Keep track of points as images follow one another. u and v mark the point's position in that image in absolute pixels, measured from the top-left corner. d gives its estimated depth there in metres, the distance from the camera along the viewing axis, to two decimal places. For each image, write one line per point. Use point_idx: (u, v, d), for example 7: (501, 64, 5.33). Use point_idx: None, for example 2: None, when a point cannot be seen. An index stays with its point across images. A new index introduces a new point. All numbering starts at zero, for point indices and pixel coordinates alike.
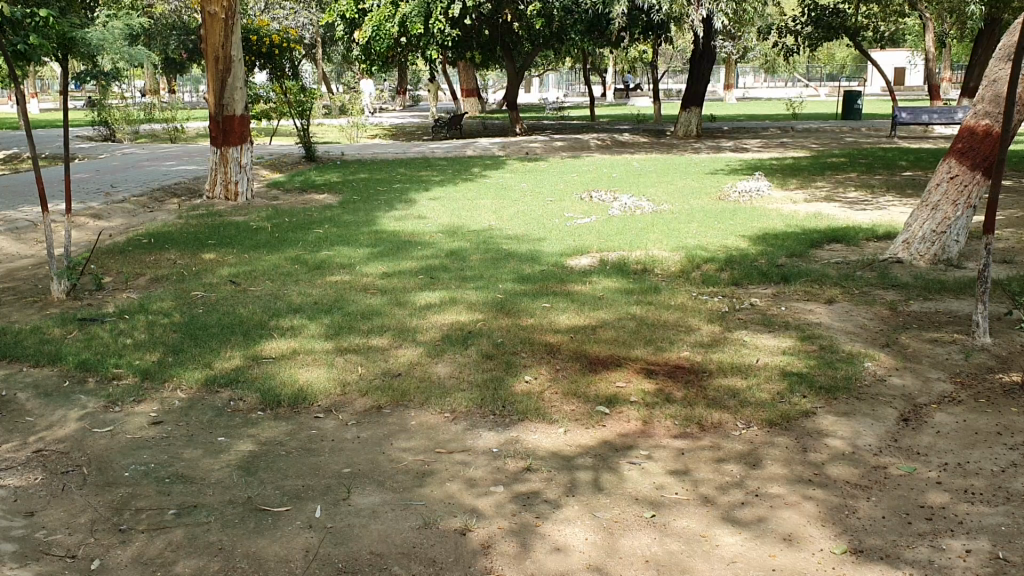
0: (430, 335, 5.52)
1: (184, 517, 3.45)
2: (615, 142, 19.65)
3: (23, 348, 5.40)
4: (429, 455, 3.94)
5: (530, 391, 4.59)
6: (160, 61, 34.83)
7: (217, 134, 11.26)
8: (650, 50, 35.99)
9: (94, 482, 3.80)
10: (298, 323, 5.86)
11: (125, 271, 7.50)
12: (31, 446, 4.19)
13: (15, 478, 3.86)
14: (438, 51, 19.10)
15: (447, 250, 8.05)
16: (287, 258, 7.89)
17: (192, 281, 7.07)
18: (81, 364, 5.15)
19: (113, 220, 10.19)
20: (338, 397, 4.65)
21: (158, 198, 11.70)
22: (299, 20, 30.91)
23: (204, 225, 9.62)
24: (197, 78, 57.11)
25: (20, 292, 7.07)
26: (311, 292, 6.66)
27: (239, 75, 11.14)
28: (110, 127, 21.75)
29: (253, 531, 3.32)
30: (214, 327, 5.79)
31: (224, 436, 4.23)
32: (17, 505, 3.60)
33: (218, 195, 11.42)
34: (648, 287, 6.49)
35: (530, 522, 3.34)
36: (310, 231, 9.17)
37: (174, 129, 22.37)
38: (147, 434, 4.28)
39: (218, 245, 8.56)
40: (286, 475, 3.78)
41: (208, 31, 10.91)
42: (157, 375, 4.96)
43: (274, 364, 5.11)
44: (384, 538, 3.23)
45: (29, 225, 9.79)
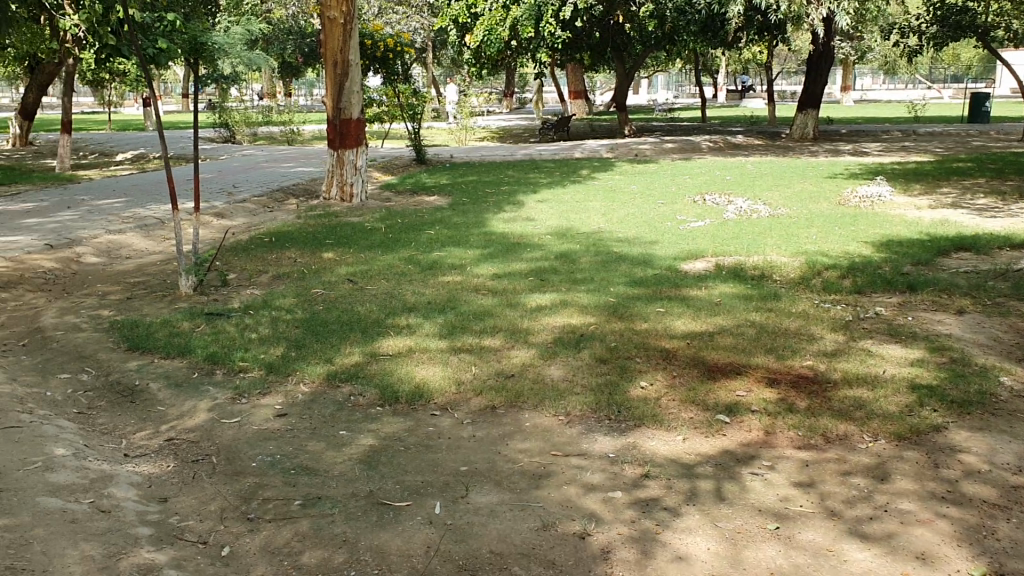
0: (544, 337, 5.54)
1: (309, 507, 3.57)
2: (728, 144, 19.33)
3: (155, 341, 5.69)
4: (546, 457, 3.94)
5: (646, 396, 4.54)
6: (278, 64, 36.15)
7: (335, 137, 11.58)
8: (765, 51, 33.89)
9: (223, 471, 4.00)
10: (414, 322, 5.95)
11: (247, 268, 7.78)
12: (163, 435, 4.46)
13: (150, 465, 4.12)
14: (549, 53, 19.24)
15: (558, 252, 8.09)
16: (400, 259, 8.01)
17: (311, 280, 7.26)
18: (209, 356, 5.38)
19: (235, 219, 10.59)
20: (453, 396, 4.70)
21: (278, 198, 12.09)
22: (411, 24, 31.44)
23: (321, 225, 9.87)
24: (311, 81, 58.61)
25: (152, 287, 7.44)
26: (424, 292, 6.74)
27: (356, 79, 11.44)
28: (230, 129, 22.60)
29: (375, 525, 3.38)
30: (333, 324, 5.95)
31: (346, 430, 4.34)
32: (153, 491, 3.83)
33: (334, 196, 11.71)
34: (766, 293, 6.36)
35: (650, 529, 3.31)
36: (423, 232, 9.32)
37: (290, 132, 23.16)
38: (272, 426, 4.45)
39: (334, 245, 8.77)
40: (405, 471, 3.84)
41: (327, 36, 11.17)
42: (281, 369, 5.14)
43: (392, 361, 5.21)
44: (504, 538, 3.25)
45: (157, 224, 10.29)
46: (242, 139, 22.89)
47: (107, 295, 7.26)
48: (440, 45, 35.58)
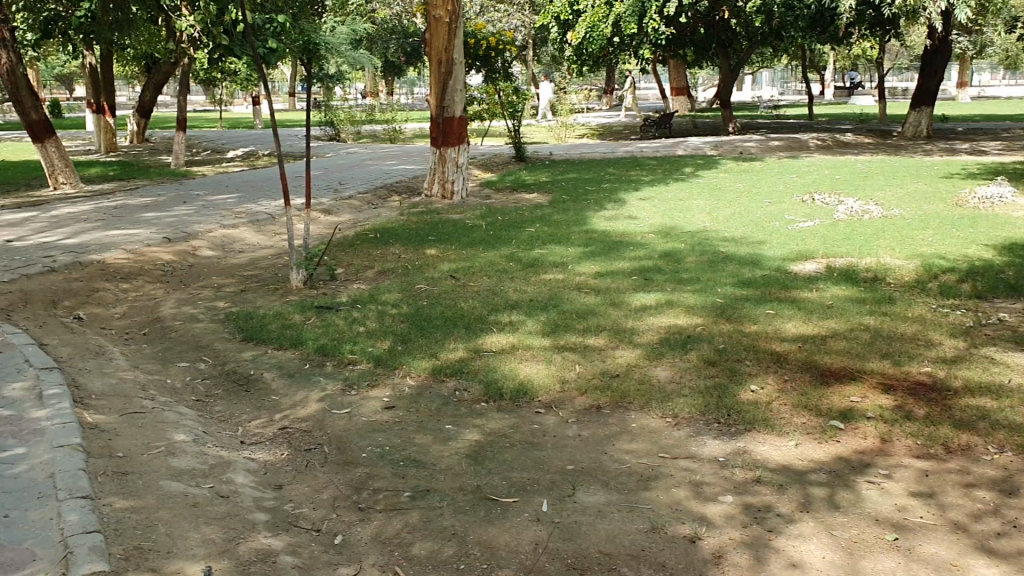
0: (649, 337, 5.50)
1: (418, 500, 3.64)
2: (836, 142, 18.81)
3: (269, 332, 5.89)
4: (654, 459, 3.91)
5: (757, 400, 4.46)
6: (382, 63, 36.84)
7: (437, 134, 11.72)
8: (876, 46, 32.82)
9: (335, 461, 4.12)
10: (517, 319, 5.99)
11: (354, 263, 7.96)
12: (277, 423, 4.62)
13: (265, 453, 4.27)
14: (652, 49, 19.09)
15: (662, 251, 8.02)
16: (502, 256, 8.05)
17: (416, 275, 7.38)
18: (319, 348, 5.53)
19: (341, 214, 10.85)
20: (558, 394, 4.71)
21: (382, 194, 12.32)
22: (513, 22, 31.60)
23: (423, 222, 10.01)
24: (413, 80, 59.58)
25: (263, 280, 7.69)
26: (527, 290, 6.77)
27: (460, 77, 11.45)
28: (336, 127, 23.14)
29: (483, 519, 3.42)
30: (438, 319, 6.03)
31: (452, 424, 4.41)
32: (268, 478, 3.97)
33: (436, 193, 11.89)
34: (880, 297, 6.17)
35: (762, 535, 3.25)
36: (524, 229, 9.37)
37: (393, 130, 23.56)
38: (381, 418, 4.55)
39: (437, 241, 8.88)
40: (512, 467, 3.88)
41: (433, 34, 11.28)
42: (389, 363, 5.25)
43: (497, 357, 5.25)
44: (613, 538, 3.24)
45: (267, 219, 10.62)
46: (347, 137, 23.41)
47: (221, 287, 7.53)
48: (542, 43, 35.68)
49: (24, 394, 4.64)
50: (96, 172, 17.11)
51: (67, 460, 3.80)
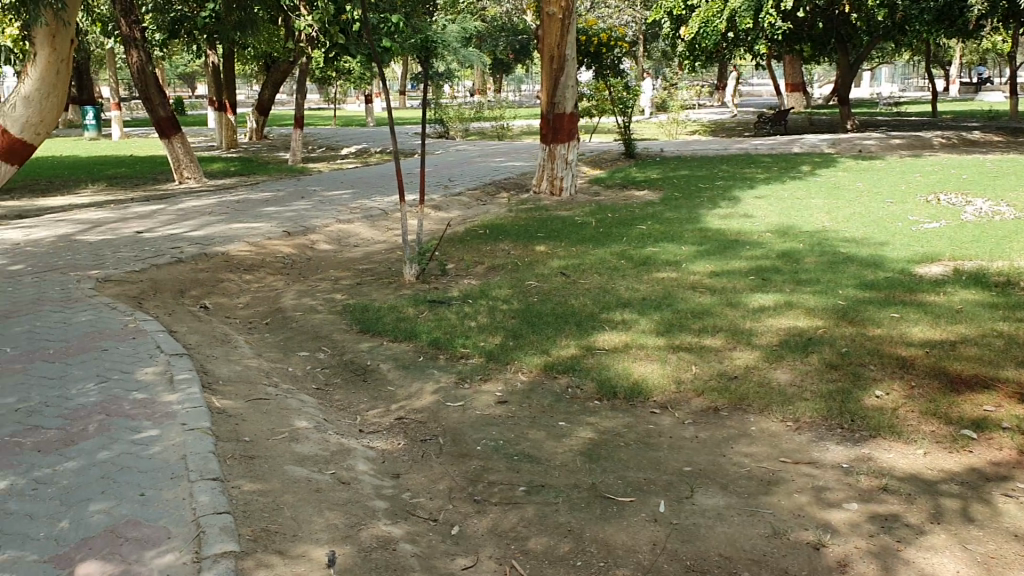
0: (767, 339, 5.38)
1: (534, 494, 3.67)
2: (963, 140, 18.01)
3: (384, 324, 6.01)
4: (774, 463, 3.83)
5: (882, 406, 4.32)
6: (492, 61, 37.13)
7: (548, 131, 11.74)
8: (1005, 39, 31.27)
9: (450, 453, 4.18)
10: (630, 317, 5.94)
11: (465, 258, 8.05)
12: (393, 413, 4.71)
13: (382, 442, 4.36)
14: (768, 44, 18.65)
15: (778, 251, 7.84)
16: (613, 253, 8.01)
17: (527, 271, 7.40)
18: (433, 341, 5.62)
19: (451, 211, 10.99)
20: (673, 394, 4.66)
21: (492, 191, 12.42)
22: (623, 18, 31.39)
23: (532, 219, 10.04)
24: (521, 78, 59.90)
25: (377, 273, 7.86)
26: (639, 288, 6.71)
27: (572, 73, 11.44)
28: (446, 125, 23.44)
29: (599, 517, 3.42)
30: (550, 315, 6.04)
31: (566, 421, 4.41)
32: (386, 467, 4.06)
33: (544, 190, 11.93)
34: (1014, 302, 5.88)
35: (891, 546, 3.14)
36: (635, 227, 9.30)
37: (502, 128, 23.72)
38: (495, 412, 4.59)
39: (547, 238, 8.90)
40: (628, 466, 3.86)
41: (546, 30, 11.30)
42: (502, 357, 5.29)
43: (610, 356, 5.23)
44: (733, 541, 3.19)
45: (380, 214, 10.84)
46: (456, 135, 23.69)
47: (337, 280, 7.72)
48: (652, 38, 35.35)
49: (157, 378, 4.86)
50: (218, 167, 17.78)
51: (197, 443, 3.96)
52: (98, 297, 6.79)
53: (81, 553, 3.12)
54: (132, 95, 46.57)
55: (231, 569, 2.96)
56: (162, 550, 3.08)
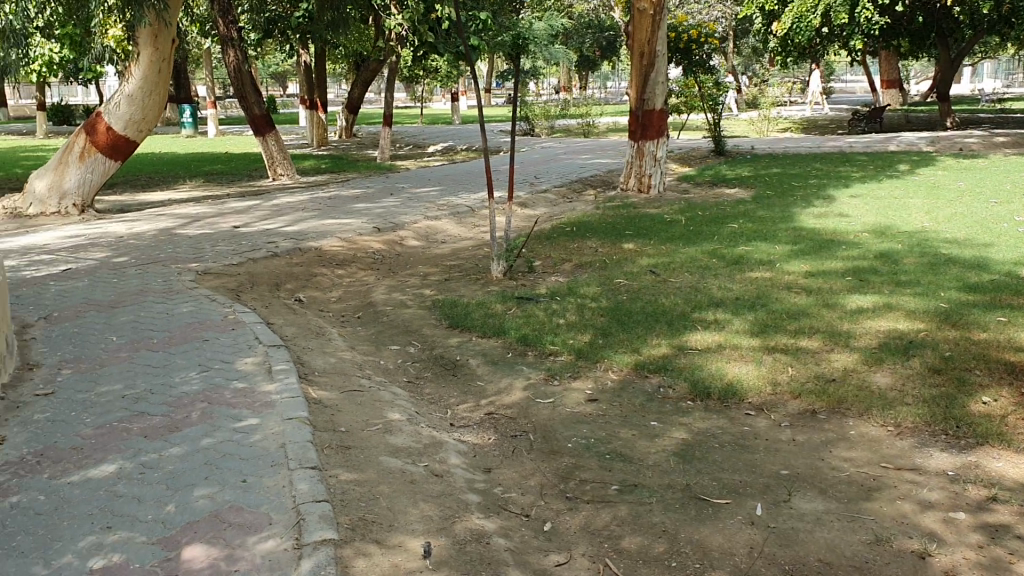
0: (866, 341, 5.24)
1: (627, 493, 3.66)
2: None
3: (472, 320, 6.06)
4: (875, 469, 3.73)
5: (990, 413, 4.16)
6: (578, 58, 37.05)
7: (636, 128, 11.65)
8: None
9: (541, 449, 4.19)
10: (723, 317, 5.86)
11: (553, 255, 8.06)
12: (484, 408, 4.74)
13: (474, 436, 4.39)
14: (864, 39, 18.14)
15: (876, 251, 7.63)
16: (704, 252, 7.91)
17: (615, 269, 7.36)
18: (522, 338, 5.63)
19: (538, 208, 11.00)
20: (769, 396, 4.58)
21: (578, 188, 12.40)
22: (713, 13, 30.94)
23: (620, 216, 9.99)
24: (607, 75, 59.65)
25: (465, 270, 7.92)
26: (731, 287, 6.61)
27: (662, 70, 11.33)
28: (531, 122, 23.46)
29: (694, 518, 3.40)
30: (640, 314, 6.00)
31: (658, 421, 4.38)
32: (478, 461, 4.09)
33: (632, 187, 11.84)
34: None
35: (1001, 558, 3.03)
36: (726, 225, 9.16)
37: (588, 125, 23.64)
38: (585, 410, 4.59)
39: (635, 236, 8.84)
40: (722, 467, 3.82)
41: (636, 27, 11.21)
42: (592, 355, 5.27)
43: (703, 356, 5.16)
44: (833, 547, 3.13)
45: (468, 211, 10.92)
46: (542, 132, 23.71)
47: (426, 276, 7.81)
48: (742, 33, 34.74)
49: (256, 368, 4.99)
50: (309, 164, 18.17)
51: (295, 433, 4.06)
52: (198, 289, 7.01)
53: (187, 536, 3.23)
54: (226, 94, 47.94)
55: (331, 557, 3.03)
56: (264, 536, 3.16)
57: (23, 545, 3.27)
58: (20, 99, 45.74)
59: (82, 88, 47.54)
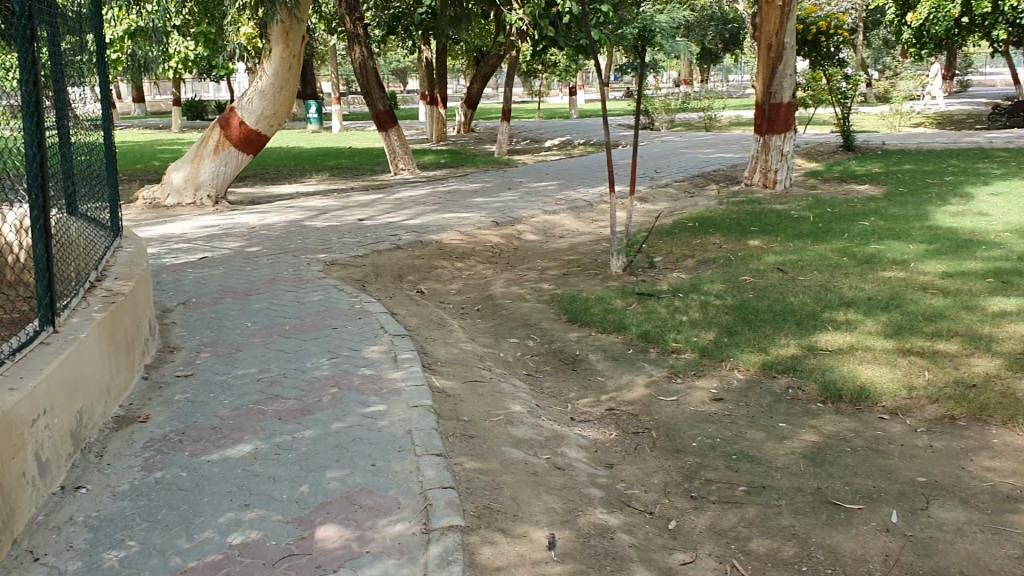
0: (1011, 346, 4.99)
1: (755, 496, 3.65)
2: None
3: (593, 315, 6.05)
4: (1020, 481, 3.61)
5: None
6: (700, 52, 36.42)
7: (762, 122, 11.39)
8: None
9: (665, 447, 4.17)
10: (854, 318, 5.67)
11: (674, 251, 7.96)
12: (605, 404, 4.73)
13: (595, 431, 4.39)
14: (1008, 29, 17.20)
15: (1020, 252, 7.24)
16: (832, 250, 7.68)
17: (739, 267, 7.21)
18: (643, 334, 5.59)
19: (659, 203, 10.89)
20: (904, 400, 4.42)
21: (700, 183, 12.21)
22: (843, 4, 29.91)
23: (744, 212, 9.77)
24: (728, 69, 58.51)
25: (585, 265, 7.90)
26: (862, 287, 6.39)
27: (791, 63, 11.06)
28: (651, 116, 23.20)
29: (826, 523, 3.39)
30: (766, 312, 5.86)
31: (786, 423, 4.31)
32: (601, 456, 4.09)
33: (757, 182, 11.57)
34: None
35: None
36: (856, 223, 8.86)
37: (710, 119, 23.23)
38: (710, 409, 4.54)
39: (760, 232, 8.65)
40: (855, 473, 3.77)
41: (763, 19, 10.98)
42: (716, 353, 5.20)
43: (833, 357, 5.02)
44: (974, 560, 3.09)
45: (587, 206, 10.90)
46: (662, 127, 23.42)
47: (545, 270, 7.83)
48: (873, 24, 33.48)
49: (381, 357, 5.11)
50: (430, 159, 18.45)
51: (421, 420, 4.14)
52: (325, 279, 7.23)
53: (320, 516, 3.33)
54: (350, 90, 49.21)
55: (458, 543, 3.08)
56: (393, 520, 3.24)
57: (168, 518, 3.44)
58: (157, 95, 47.95)
59: (215, 85, 49.69)
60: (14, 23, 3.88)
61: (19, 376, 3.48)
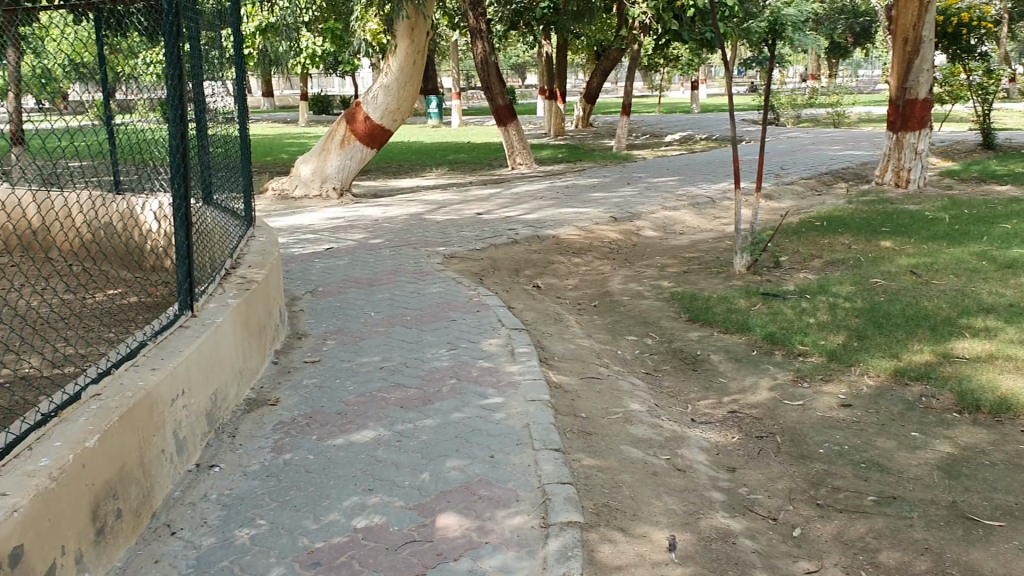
0: None
1: (885, 506, 3.53)
2: None
3: (715, 315, 5.94)
4: None
5: None
6: (828, 46, 35.33)
7: (896, 118, 10.92)
8: None
9: (789, 452, 4.07)
10: (994, 324, 5.40)
11: (800, 251, 7.75)
12: (727, 405, 4.64)
13: (717, 433, 4.32)
14: None
15: None
16: (971, 253, 7.33)
17: (869, 268, 6.96)
18: (768, 336, 5.46)
19: (784, 201, 10.61)
20: None
21: (828, 181, 11.84)
22: None
23: (876, 211, 9.43)
24: (857, 63, 56.57)
25: (706, 263, 7.77)
26: (1004, 293, 6.08)
27: (928, 57, 10.61)
28: (777, 112, 22.64)
29: (962, 539, 3.26)
30: (898, 317, 5.64)
31: (919, 432, 4.14)
32: (722, 459, 4.01)
33: (888, 181, 11.13)
34: None
35: None
36: (997, 225, 8.43)
37: (838, 115, 22.50)
38: (837, 415, 4.40)
39: (892, 233, 8.33)
40: (995, 488, 3.61)
41: (899, 12, 10.55)
42: (845, 357, 5.04)
43: (971, 365, 4.79)
44: None
45: (710, 203, 10.72)
46: (788, 122, 22.82)
47: (665, 267, 7.74)
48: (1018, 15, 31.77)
49: (500, 350, 5.15)
50: (549, 153, 18.48)
51: (539, 415, 4.15)
52: (445, 272, 7.33)
53: (441, 505, 3.39)
54: (471, 85, 49.83)
55: (578, 539, 3.07)
56: (512, 512, 3.26)
57: (296, 499, 3.56)
58: (286, 90, 49.63)
59: (341, 81, 51.15)
60: (162, 18, 4.04)
61: (160, 357, 3.66)
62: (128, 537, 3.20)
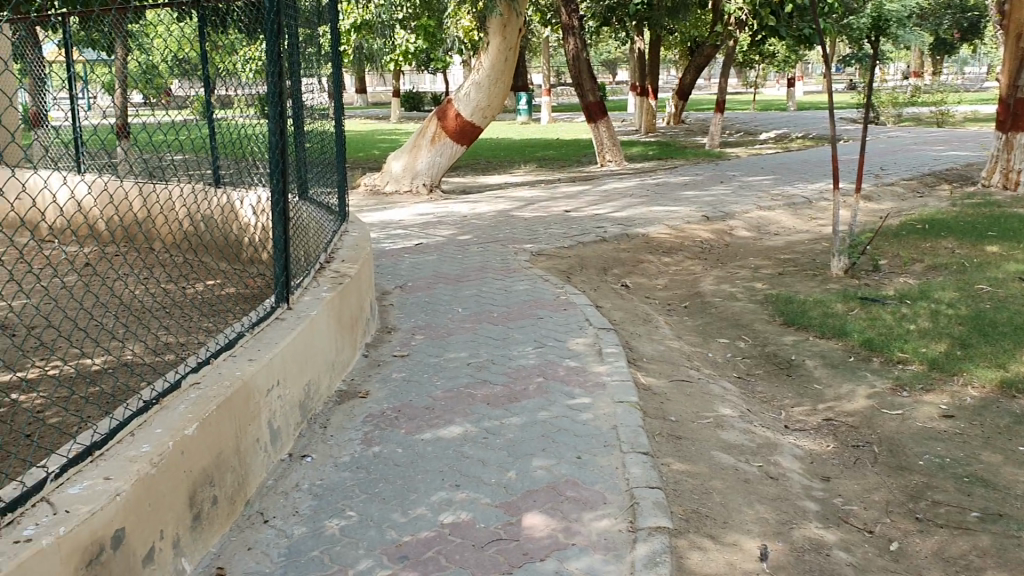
0: None
1: (990, 524, 3.39)
2: None
3: (811, 319, 5.79)
4: None
5: None
6: (933, 42, 34.12)
7: (1005, 118, 10.49)
8: None
9: (887, 463, 3.94)
10: None
11: (901, 254, 7.50)
12: (822, 413, 4.52)
13: (811, 441, 4.20)
14: None
15: None
16: None
17: (975, 274, 6.69)
18: (866, 342, 5.30)
19: (884, 203, 10.29)
20: None
21: (932, 182, 11.43)
22: None
23: (982, 215, 9.06)
24: (963, 60, 54.54)
25: (802, 264, 7.58)
26: None
27: None
28: (877, 111, 21.98)
29: None
30: (1005, 325, 5.40)
31: None
32: (816, 468, 3.90)
33: (996, 183, 10.67)
34: None
35: None
36: None
37: (943, 114, 21.71)
38: (939, 426, 4.24)
39: (999, 237, 7.99)
40: None
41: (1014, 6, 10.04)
42: (948, 367, 4.85)
43: None
44: None
45: (806, 203, 10.46)
46: (889, 121, 22.13)
47: (758, 268, 7.58)
48: None
49: (588, 350, 5.11)
50: (639, 151, 18.32)
51: (627, 416, 4.10)
52: (533, 269, 7.32)
53: (527, 504, 3.38)
54: (561, 81, 49.76)
55: (666, 545, 3.02)
56: (600, 514, 3.23)
57: (385, 492, 3.60)
58: (378, 86, 50.38)
59: (433, 78, 51.70)
60: (263, 17, 4.15)
61: (257, 348, 3.74)
62: (223, 524, 3.28)
